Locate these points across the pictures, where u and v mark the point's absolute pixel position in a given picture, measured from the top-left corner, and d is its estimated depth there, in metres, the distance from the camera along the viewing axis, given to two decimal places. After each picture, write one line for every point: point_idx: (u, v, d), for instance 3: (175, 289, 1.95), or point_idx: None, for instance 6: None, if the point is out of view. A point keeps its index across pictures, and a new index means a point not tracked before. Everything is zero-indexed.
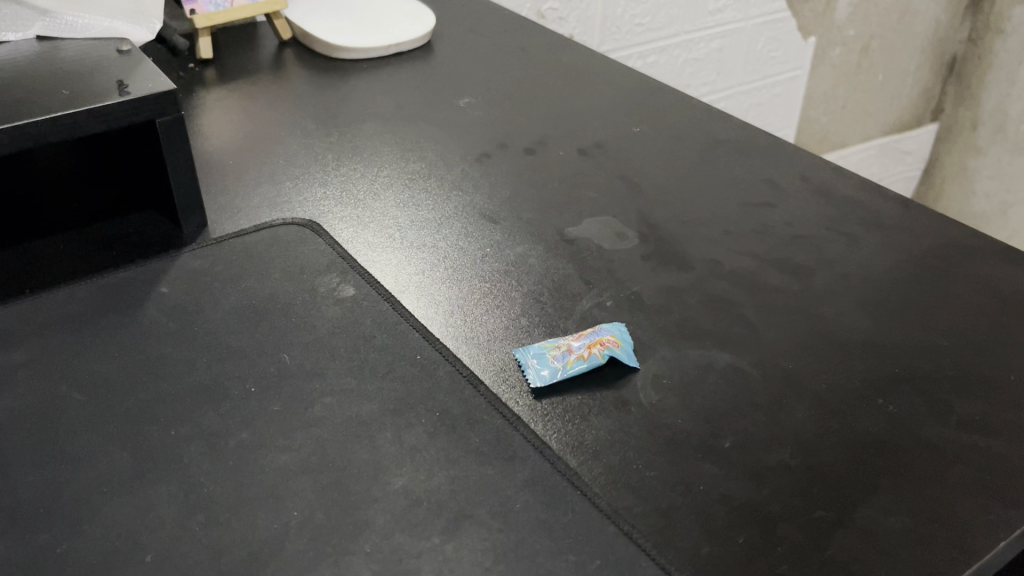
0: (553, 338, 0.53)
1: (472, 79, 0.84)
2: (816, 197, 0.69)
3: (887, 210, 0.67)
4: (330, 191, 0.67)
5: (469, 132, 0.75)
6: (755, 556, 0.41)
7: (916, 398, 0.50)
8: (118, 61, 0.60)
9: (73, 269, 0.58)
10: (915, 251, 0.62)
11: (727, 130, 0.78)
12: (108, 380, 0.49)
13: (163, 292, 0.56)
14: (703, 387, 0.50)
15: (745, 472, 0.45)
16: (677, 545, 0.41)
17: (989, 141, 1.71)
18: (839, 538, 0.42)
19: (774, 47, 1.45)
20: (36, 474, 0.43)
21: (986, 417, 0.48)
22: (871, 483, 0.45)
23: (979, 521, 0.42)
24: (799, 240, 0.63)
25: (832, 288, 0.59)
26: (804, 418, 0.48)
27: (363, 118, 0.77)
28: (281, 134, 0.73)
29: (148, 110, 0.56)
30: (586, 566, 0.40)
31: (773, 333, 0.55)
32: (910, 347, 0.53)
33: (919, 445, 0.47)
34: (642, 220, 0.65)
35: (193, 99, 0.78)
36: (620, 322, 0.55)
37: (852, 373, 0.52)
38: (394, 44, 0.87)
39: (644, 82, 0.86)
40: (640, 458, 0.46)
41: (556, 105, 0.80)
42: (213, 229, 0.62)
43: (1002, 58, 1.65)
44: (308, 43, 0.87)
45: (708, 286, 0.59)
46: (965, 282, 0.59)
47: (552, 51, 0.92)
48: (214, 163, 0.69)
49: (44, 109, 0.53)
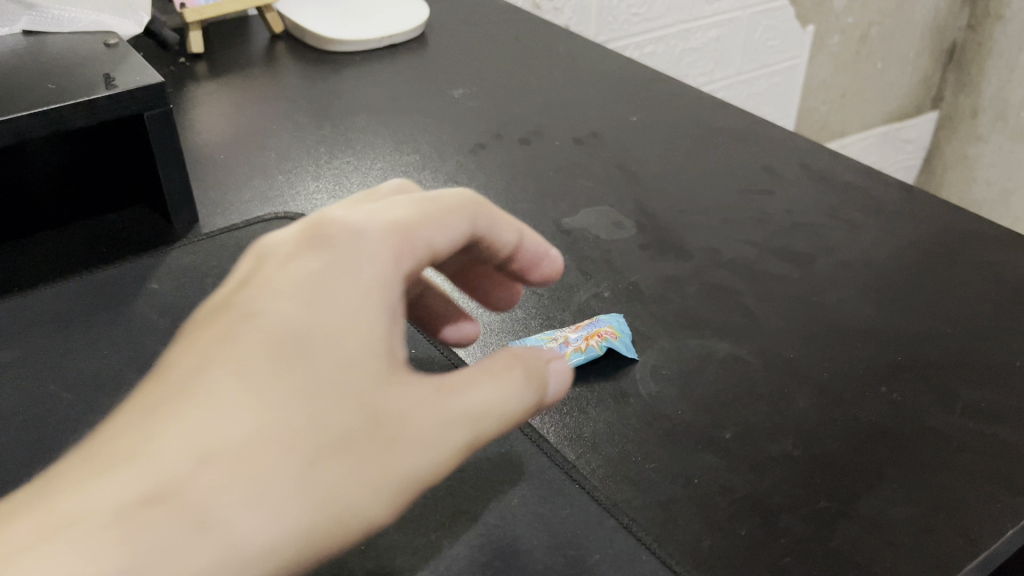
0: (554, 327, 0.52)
1: (466, 70, 0.83)
2: (816, 184, 0.68)
3: (888, 196, 0.66)
4: (322, 184, 0.66)
5: (464, 123, 0.75)
6: (758, 549, 0.40)
7: (920, 386, 0.49)
8: (104, 55, 0.59)
9: (63, 267, 0.57)
10: (919, 237, 0.61)
11: (726, 118, 0.77)
12: (98, 379, 0.48)
13: (153, 289, 0.55)
14: (704, 377, 0.50)
15: (747, 464, 0.44)
16: (678, 540, 0.40)
17: (989, 129, 1.69)
18: (843, 530, 0.41)
19: (772, 36, 1.43)
20: (26, 472, 0.43)
21: (991, 405, 0.47)
22: (875, 473, 0.44)
23: (986, 510, 0.41)
24: (800, 228, 0.63)
25: (833, 275, 0.58)
26: (807, 407, 0.48)
27: (356, 110, 0.76)
28: (273, 128, 0.73)
29: (135, 102, 0.55)
30: (585, 561, 0.40)
31: (773, 321, 0.54)
32: (912, 334, 0.53)
33: (924, 433, 0.46)
34: (639, 209, 0.64)
35: (184, 94, 0.77)
36: (620, 313, 0.54)
37: (855, 361, 0.51)
38: (387, 36, 0.85)
39: (642, 70, 0.85)
40: (639, 450, 0.45)
41: (553, 94, 0.80)
42: (205, 224, 0.61)
43: (1001, 45, 1.62)
44: (300, 36, 0.86)
45: (707, 275, 0.58)
46: (968, 268, 0.58)
47: (548, 40, 0.91)
48: (204, 158, 0.68)
49: (29, 104, 0.52)
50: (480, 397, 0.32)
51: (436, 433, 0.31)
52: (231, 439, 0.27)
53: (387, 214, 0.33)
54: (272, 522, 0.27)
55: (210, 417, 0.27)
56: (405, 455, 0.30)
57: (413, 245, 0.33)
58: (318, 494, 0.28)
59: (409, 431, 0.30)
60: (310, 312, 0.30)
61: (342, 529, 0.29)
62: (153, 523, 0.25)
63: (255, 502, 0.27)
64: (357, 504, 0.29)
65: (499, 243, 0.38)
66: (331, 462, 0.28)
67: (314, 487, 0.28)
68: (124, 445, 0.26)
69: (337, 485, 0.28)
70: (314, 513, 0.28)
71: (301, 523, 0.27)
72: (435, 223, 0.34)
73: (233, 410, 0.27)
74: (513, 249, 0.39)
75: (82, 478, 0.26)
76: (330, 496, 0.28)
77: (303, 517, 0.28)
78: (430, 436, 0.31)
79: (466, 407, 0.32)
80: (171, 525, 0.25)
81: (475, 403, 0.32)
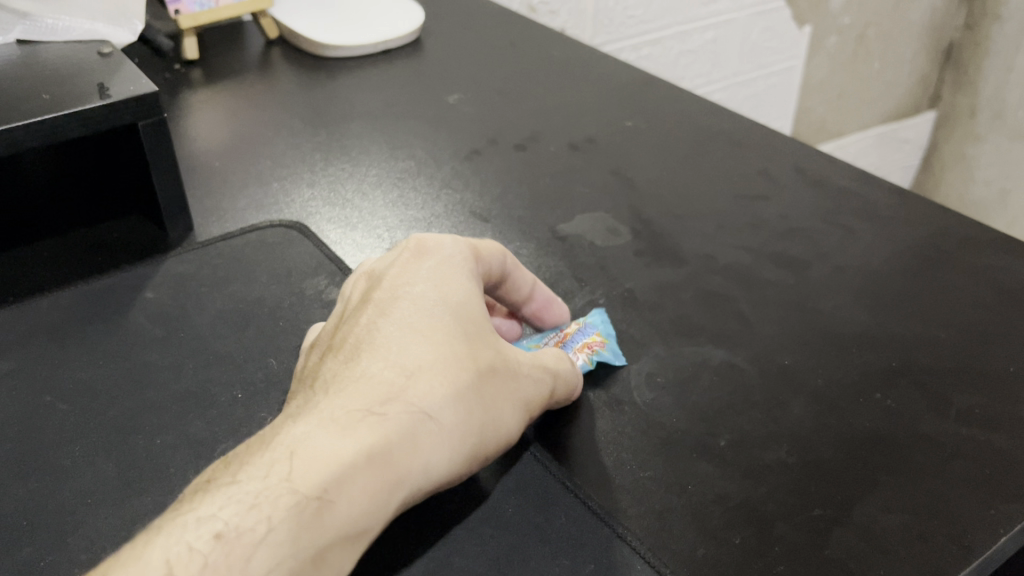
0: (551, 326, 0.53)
1: (462, 75, 0.83)
2: (811, 189, 0.68)
3: (883, 200, 0.66)
4: (318, 191, 0.66)
5: (459, 129, 0.75)
6: (753, 557, 0.40)
7: (915, 392, 0.49)
8: (98, 64, 0.59)
9: (58, 276, 0.57)
10: (914, 242, 0.61)
11: (721, 123, 0.77)
12: (92, 389, 0.48)
13: (148, 298, 0.55)
14: (699, 385, 0.50)
15: (742, 472, 0.44)
16: (671, 548, 0.40)
17: (987, 128, 1.68)
18: (838, 537, 0.41)
19: (768, 37, 1.43)
20: (20, 484, 0.43)
21: (986, 411, 0.47)
22: (870, 480, 0.44)
23: (980, 517, 0.41)
24: (795, 233, 0.63)
25: (828, 281, 0.58)
26: (801, 414, 0.48)
27: (352, 116, 0.76)
28: (269, 134, 0.73)
29: (128, 112, 0.55)
30: (579, 569, 0.40)
31: (768, 328, 0.54)
32: (907, 340, 0.53)
33: (918, 440, 0.46)
34: (635, 215, 0.64)
35: (179, 100, 0.77)
36: (602, 310, 0.54)
37: (850, 368, 0.51)
38: (382, 41, 0.85)
39: (637, 75, 0.85)
40: (634, 459, 0.45)
41: (549, 100, 0.80)
42: (200, 232, 0.61)
43: (999, 44, 1.61)
44: (295, 42, 0.86)
45: (703, 281, 0.58)
46: (963, 273, 0.58)
47: (543, 45, 0.91)
48: (199, 166, 0.68)
49: (22, 114, 0.52)
50: (552, 363, 0.45)
51: (529, 372, 0.43)
52: (417, 369, 0.39)
53: (459, 237, 0.46)
54: (454, 422, 0.39)
55: (398, 356, 0.40)
56: (525, 382, 0.42)
57: (479, 264, 0.46)
58: (478, 407, 0.40)
59: (520, 366, 0.43)
60: (437, 291, 0.43)
61: (498, 433, 0.41)
62: (387, 426, 0.37)
63: (442, 407, 0.39)
64: (501, 417, 0.41)
65: (525, 296, 0.51)
66: (480, 385, 0.40)
67: (474, 402, 0.40)
68: (347, 382, 0.39)
69: (490, 399, 0.40)
70: (480, 416, 0.40)
71: (472, 428, 0.39)
72: (489, 257, 0.47)
73: (411, 354, 0.40)
74: (530, 299, 0.51)
75: (324, 404, 0.38)
76: (484, 409, 0.40)
77: (472, 419, 0.39)
78: (533, 375, 0.43)
79: (544, 363, 0.44)
80: (398, 422, 0.38)
81: (550, 366, 0.45)
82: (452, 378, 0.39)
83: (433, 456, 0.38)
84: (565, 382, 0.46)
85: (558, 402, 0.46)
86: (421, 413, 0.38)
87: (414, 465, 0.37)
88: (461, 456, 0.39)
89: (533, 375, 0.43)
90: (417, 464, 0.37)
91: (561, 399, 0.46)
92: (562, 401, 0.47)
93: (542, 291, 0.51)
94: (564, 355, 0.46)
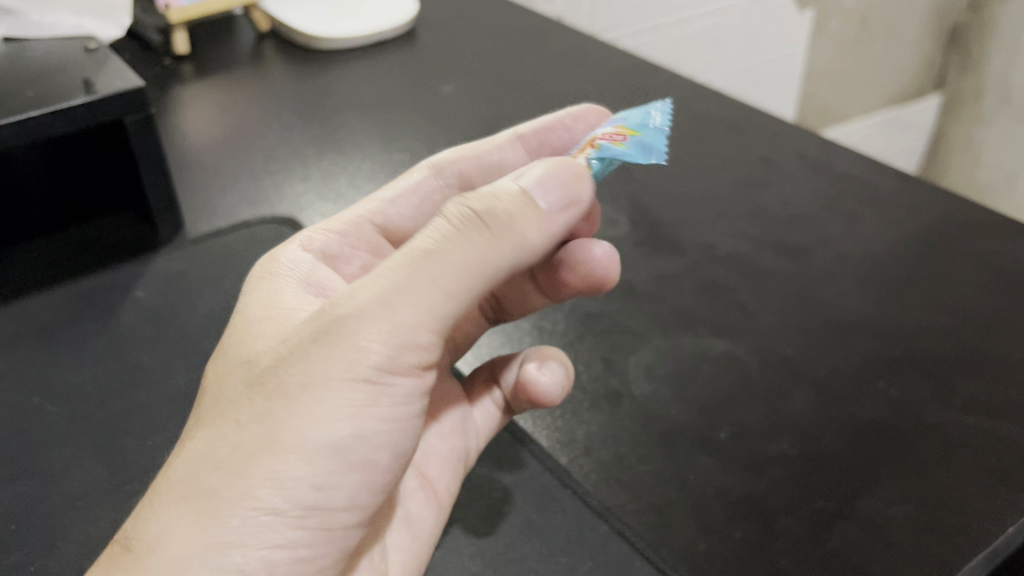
0: (603, 151, 0.40)
1: (458, 65, 0.82)
2: (812, 175, 0.67)
3: (888, 185, 0.65)
4: (310, 185, 0.65)
5: (454, 119, 0.74)
6: (754, 553, 0.39)
7: (919, 381, 0.48)
8: (84, 60, 0.58)
9: (46, 276, 0.57)
10: (918, 227, 0.60)
11: (720, 109, 0.76)
12: (82, 391, 0.47)
13: (138, 297, 0.55)
14: (698, 376, 0.49)
15: (743, 464, 0.43)
16: (672, 543, 0.39)
17: (993, 111, 1.66)
18: (841, 530, 0.40)
19: (772, 21, 1.41)
20: (10, 488, 0.42)
21: (992, 398, 0.46)
22: (873, 472, 0.43)
23: (987, 508, 0.40)
24: (797, 221, 0.62)
25: (831, 268, 0.57)
26: (804, 406, 0.47)
27: (347, 108, 0.75)
28: (262, 128, 0.72)
29: (115, 108, 0.54)
30: (576, 568, 0.39)
31: (771, 318, 0.53)
32: (914, 329, 0.51)
33: (922, 430, 0.45)
34: (633, 206, 0.64)
35: (170, 95, 0.76)
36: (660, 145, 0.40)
37: (853, 357, 0.50)
38: (376, 32, 0.84)
39: (634, 62, 0.84)
40: (633, 453, 0.44)
41: (547, 88, 0.78)
42: (190, 229, 0.61)
43: (1004, 26, 1.59)
44: (288, 34, 0.85)
45: (703, 271, 0.57)
46: (970, 258, 0.57)
47: (539, 33, 0.90)
48: (191, 161, 0.67)
49: (7, 112, 0.51)
50: (372, 288, 0.33)
51: (317, 320, 0.33)
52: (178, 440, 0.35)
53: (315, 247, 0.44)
54: (194, 463, 0.33)
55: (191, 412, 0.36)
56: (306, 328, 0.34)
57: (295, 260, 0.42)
58: (222, 417, 0.33)
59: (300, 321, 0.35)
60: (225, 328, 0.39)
61: (291, 444, 0.32)
62: (149, 501, 0.33)
63: (197, 440, 0.34)
64: (278, 410, 0.32)
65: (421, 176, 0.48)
66: (238, 389, 0.34)
67: (222, 414, 0.33)
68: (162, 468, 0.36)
69: (258, 409, 0.33)
70: (230, 404, 0.33)
71: (240, 461, 0.32)
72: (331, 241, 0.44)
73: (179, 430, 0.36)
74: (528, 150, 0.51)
75: None
76: (244, 421, 0.33)
77: (241, 462, 0.32)
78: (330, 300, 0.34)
79: (340, 298, 0.33)
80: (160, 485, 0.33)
81: (368, 295, 0.33)
82: (214, 412, 0.34)
83: (199, 481, 0.32)
84: (436, 262, 0.33)
85: (495, 256, 0.34)
86: (166, 479, 0.33)
87: (209, 528, 0.32)
88: (258, 487, 0.32)
89: (326, 331, 0.33)
90: (216, 525, 0.32)
91: (497, 246, 0.34)
92: (518, 234, 0.35)
93: (525, 131, 0.50)
94: (451, 206, 0.35)
